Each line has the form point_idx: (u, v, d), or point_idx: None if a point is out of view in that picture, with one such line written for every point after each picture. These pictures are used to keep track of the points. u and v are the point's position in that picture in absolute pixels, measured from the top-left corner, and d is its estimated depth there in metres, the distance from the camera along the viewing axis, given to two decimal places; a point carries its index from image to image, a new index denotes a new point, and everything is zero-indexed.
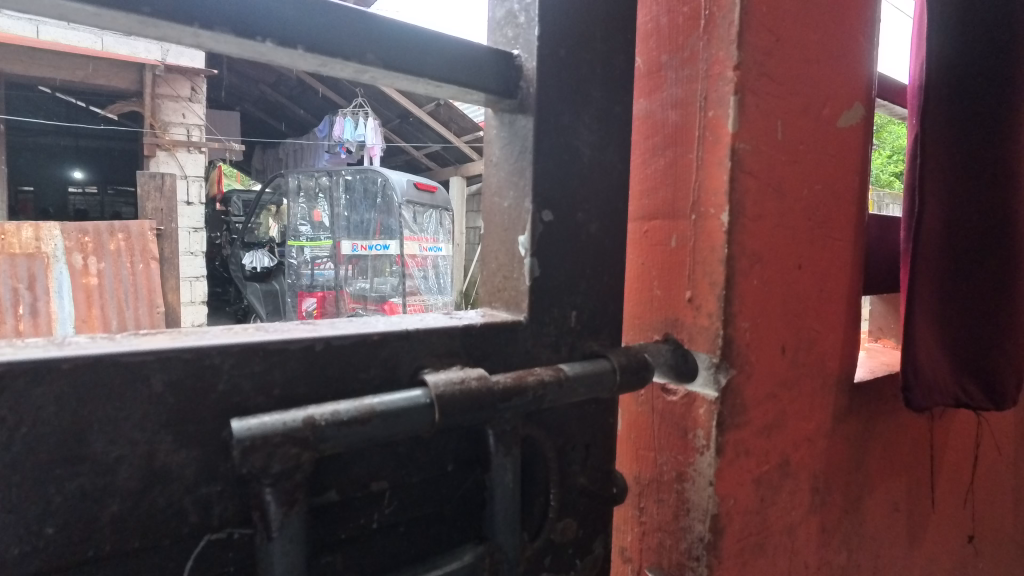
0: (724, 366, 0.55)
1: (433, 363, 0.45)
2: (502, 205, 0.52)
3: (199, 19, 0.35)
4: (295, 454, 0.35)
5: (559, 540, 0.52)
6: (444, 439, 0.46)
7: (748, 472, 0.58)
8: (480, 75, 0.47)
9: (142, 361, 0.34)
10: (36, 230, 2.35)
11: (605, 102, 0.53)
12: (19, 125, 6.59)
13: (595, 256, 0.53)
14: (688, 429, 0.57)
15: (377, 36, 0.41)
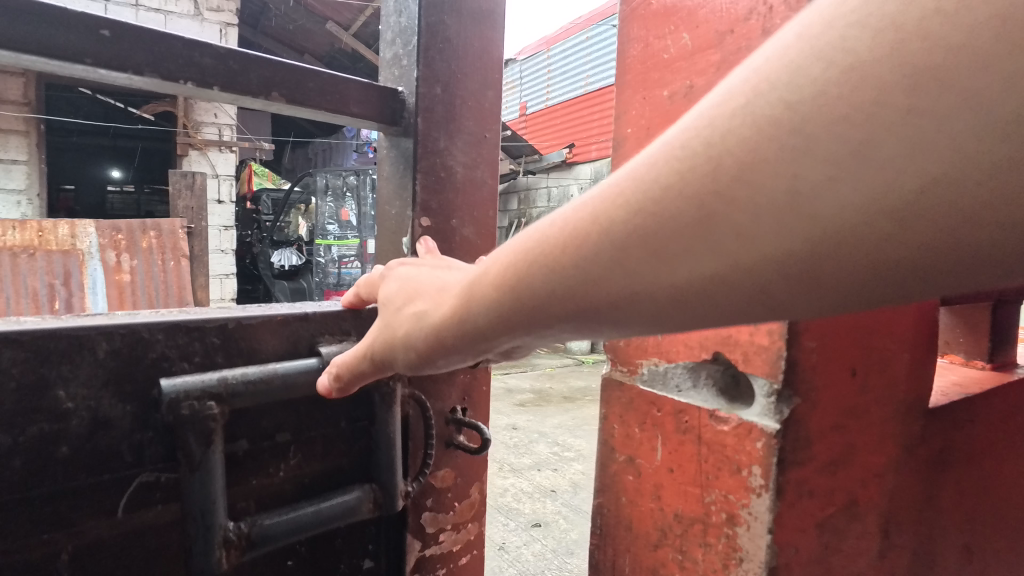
0: (785, 395, 0.51)
1: (330, 335, 0.75)
2: (392, 210, 0.93)
3: (132, 69, 0.64)
4: (208, 412, 0.59)
5: (440, 484, 0.94)
6: (335, 410, 0.75)
7: (811, 515, 0.54)
8: (369, 107, 0.85)
9: (82, 334, 0.55)
10: (71, 226, 2.41)
11: (476, 130, 0.94)
12: (60, 125, 6.82)
13: (462, 246, 0.94)
14: (741, 465, 0.53)
15: (275, 85, 0.74)
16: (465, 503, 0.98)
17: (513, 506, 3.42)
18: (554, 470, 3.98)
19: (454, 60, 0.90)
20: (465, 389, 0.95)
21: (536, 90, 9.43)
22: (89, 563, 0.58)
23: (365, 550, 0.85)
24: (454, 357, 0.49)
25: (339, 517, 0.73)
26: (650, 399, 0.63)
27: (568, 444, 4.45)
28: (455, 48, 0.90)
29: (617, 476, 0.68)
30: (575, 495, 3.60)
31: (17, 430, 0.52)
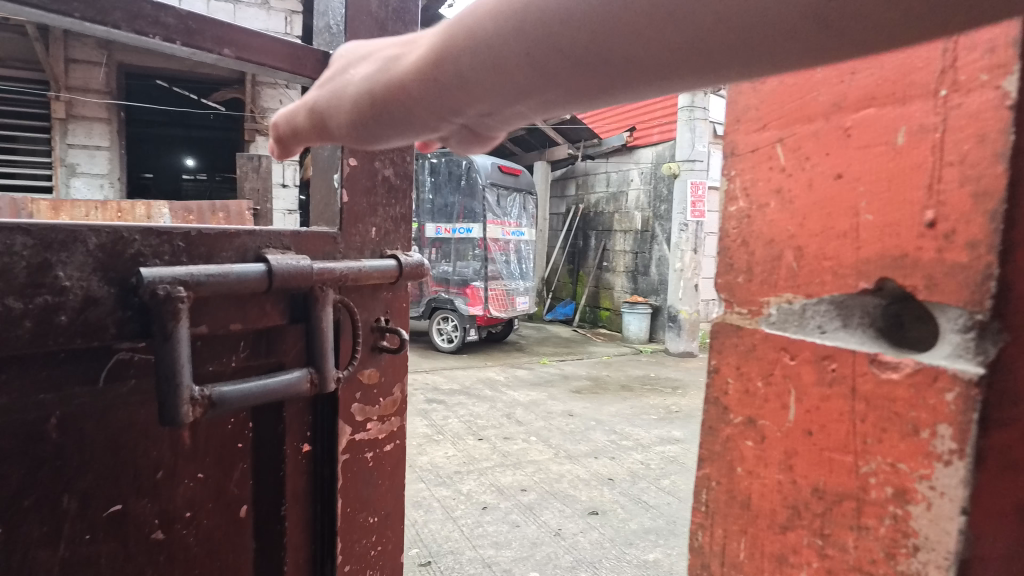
0: (990, 338, 0.49)
1: (275, 247, 0.89)
2: (325, 153, 1.08)
3: (111, 23, 0.80)
4: (175, 296, 0.70)
5: (367, 382, 1.06)
6: (278, 305, 0.88)
7: (1014, 500, 0.50)
8: (304, 64, 1.01)
9: (75, 229, 0.67)
10: (147, 208, 2.45)
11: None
12: (139, 117, 7.20)
13: (388, 190, 1.09)
14: (917, 427, 0.52)
15: (227, 44, 0.91)
16: (389, 405, 1.12)
17: (569, 492, 3.35)
18: (612, 458, 3.87)
19: (383, 26, 1.07)
20: (389, 304, 1.08)
21: None
22: (74, 425, 0.70)
23: (304, 439, 0.98)
24: (418, 126, 0.58)
25: (283, 391, 0.83)
26: (783, 344, 0.65)
27: (626, 433, 4.33)
28: (383, 18, 1.07)
29: (731, 443, 0.71)
30: (634, 484, 3.48)
31: (27, 298, 0.64)
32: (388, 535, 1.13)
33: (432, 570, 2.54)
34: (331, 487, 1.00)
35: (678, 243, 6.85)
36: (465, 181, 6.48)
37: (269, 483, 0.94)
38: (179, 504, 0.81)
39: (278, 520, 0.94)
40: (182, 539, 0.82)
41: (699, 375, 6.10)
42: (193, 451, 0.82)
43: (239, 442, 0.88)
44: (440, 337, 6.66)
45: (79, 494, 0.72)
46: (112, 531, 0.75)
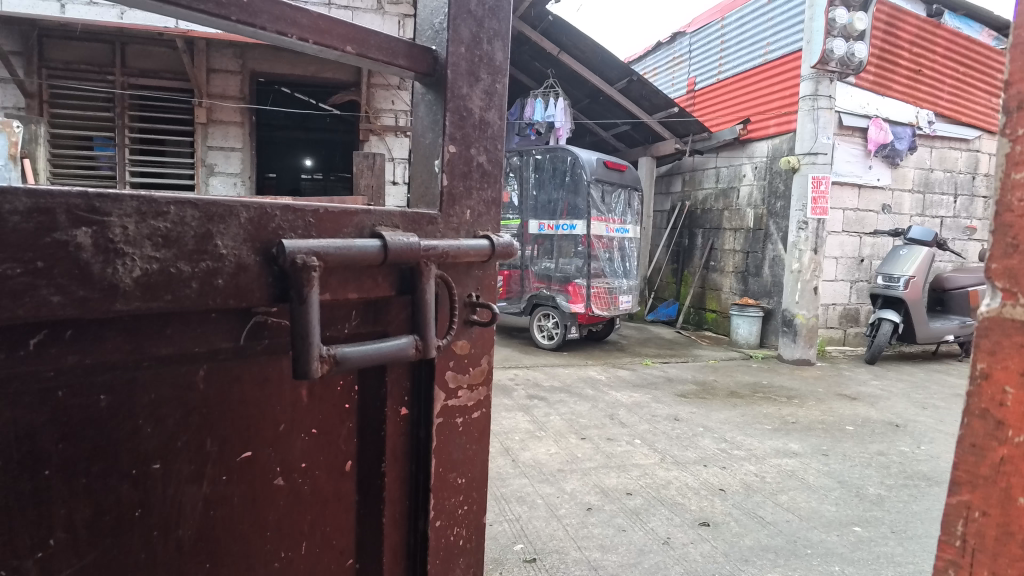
0: None
1: (386, 226, 0.91)
2: (425, 141, 1.04)
3: (258, 24, 0.83)
4: (309, 266, 0.74)
5: (458, 351, 1.04)
6: (387, 279, 0.89)
7: None
8: (415, 60, 0.98)
9: (231, 204, 0.72)
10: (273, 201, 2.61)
11: (488, 83, 1.04)
12: (267, 121, 7.81)
13: (482, 175, 1.06)
14: None
15: (349, 41, 0.93)
16: (477, 374, 1.09)
17: (677, 500, 3.20)
18: (723, 467, 3.67)
19: (483, 22, 1.02)
20: (480, 282, 1.05)
21: (707, 65, 8.84)
22: (219, 376, 0.76)
23: (401, 401, 0.99)
24: None
25: (392, 356, 0.86)
26: None
27: (738, 442, 4.09)
28: (480, 15, 1.01)
29: (1006, 463, 0.76)
30: (748, 497, 3.27)
31: (193, 263, 0.70)
32: (474, 495, 1.11)
33: (538, 567, 2.52)
34: (426, 448, 1.00)
35: (796, 243, 6.35)
36: (569, 177, 6.43)
37: (371, 441, 0.96)
38: (296, 455, 0.86)
39: (376, 476, 0.97)
40: (297, 486, 0.87)
41: (818, 385, 5.65)
42: (308, 407, 0.87)
43: (345, 403, 0.92)
44: (541, 334, 6.66)
45: (220, 439, 0.77)
46: (243, 473, 0.81)
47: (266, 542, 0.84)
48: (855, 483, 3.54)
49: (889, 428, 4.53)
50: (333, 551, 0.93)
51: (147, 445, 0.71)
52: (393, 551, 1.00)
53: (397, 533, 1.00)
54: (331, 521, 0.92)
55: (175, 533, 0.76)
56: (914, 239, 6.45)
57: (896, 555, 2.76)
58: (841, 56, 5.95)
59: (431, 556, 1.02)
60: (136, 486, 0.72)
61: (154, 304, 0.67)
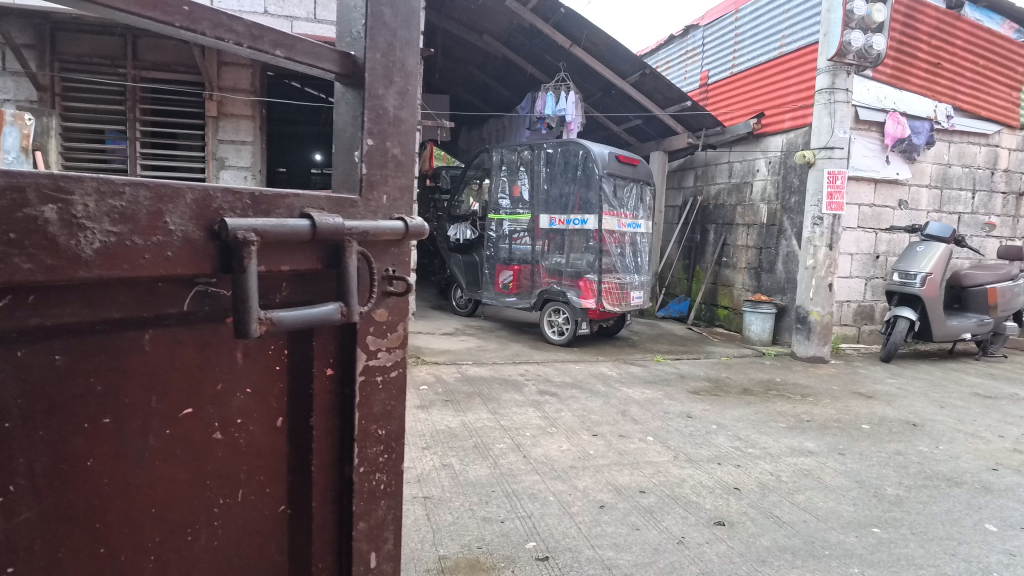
0: None
1: (315, 208, 0.94)
2: (348, 134, 1.04)
3: (200, 30, 0.85)
4: (248, 241, 0.80)
5: (378, 317, 1.04)
6: (314, 253, 0.93)
7: None
8: (339, 63, 0.99)
9: (179, 186, 0.77)
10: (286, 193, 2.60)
11: (403, 84, 1.05)
12: (278, 115, 7.81)
13: (398, 166, 1.05)
14: None
15: (280, 45, 0.94)
16: (395, 340, 1.08)
17: (692, 499, 3.15)
18: (739, 466, 3.61)
19: (398, 29, 1.03)
20: (397, 259, 1.05)
21: (721, 58, 8.72)
22: (165, 337, 0.81)
23: (328, 362, 1.00)
24: None
25: (319, 321, 0.91)
26: None
27: (753, 440, 4.02)
28: (394, 25, 1.02)
29: None
30: (764, 496, 3.21)
31: (147, 237, 0.74)
32: (398, 447, 1.11)
33: (551, 565, 2.48)
34: (350, 402, 1.02)
35: (810, 238, 6.25)
36: (581, 171, 6.37)
37: (301, 400, 0.98)
38: (233, 412, 0.91)
39: (306, 430, 1.00)
40: (235, 440, 0.91)
41: (834, 383, 5.57)
42: (244, 367, 0.91)
43: (276, 364, 0.95)
44: (551, 330, 6.66)
45: (164, 395, 0.83)
46: (187, 427, 0.86)
47: (207, 490, 0.89)
48: (873, 483, 3.48)
49: (906, 427, 4.45)
50: (267, 498, 0.97)
51: (97, 401, 0.76)
52: (321, 497, 1.02)
53: (325, 482, 1.02)
54: (266, 471, 0.96)
55: (123, 479, 0.80)
56: (932, 236, 6.32)
57: (917, 557, 2.69)
58: (859, 48, 5.84)
59: (357, 499, 1.05)
60: (90, 438, 0.76)
61: (114, 272, 0.72)
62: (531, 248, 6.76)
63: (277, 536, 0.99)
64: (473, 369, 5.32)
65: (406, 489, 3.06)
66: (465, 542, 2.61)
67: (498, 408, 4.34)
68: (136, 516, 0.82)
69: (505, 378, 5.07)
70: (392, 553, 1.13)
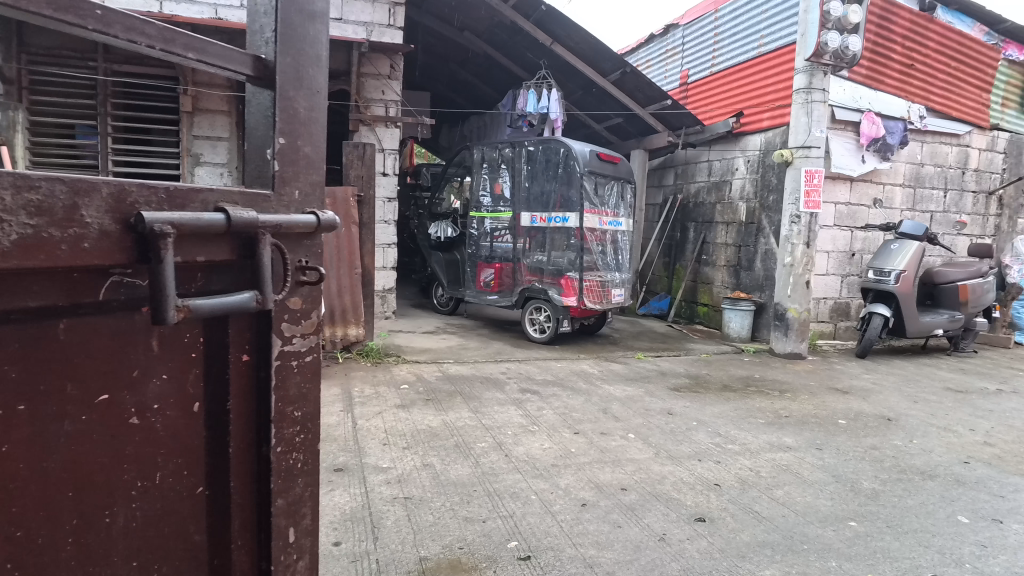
0: None
1: (229, 202, 0.99)
2: (258, 131, 1.10)
3: (111, 32, 0.90)
4: (165, 234, 0.85)
5: (292, 306, 1.10)
6: (228, 245, 0.99)
7: None
8: (250, 65, 1.05)
9: (94, 181, 0.80)
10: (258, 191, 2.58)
11: (312, 87, 1.12)
12: None
13: (309, 164, 1.12)
14: None
15: (190, 47, 0.99)
16: (309, 326, 1.15)
17: (673, 496, 3.16)
18: (718, 462, 3.64)
19: (307, 36, 1.10)
20: (310, 251, 1.12)
21: (701, 57, 8.78)
22: (81, 325, 0.84)
23: (243, 348, 1.06)
24: None
25: (235, 309, 0.97)
26: None
27: (732, 436, 4.05)
28: (303, 32, 1.09)
29: None
30: (743, 492, 3.24)
31: (63, 229, 0.77)
32: (312, 427, 1.18)
33: (533, 565, 2.46)
34: (266, 386, 1.07)
35: (788, 236, 6.31)
36: (563, 168, 6.35)
37: (218, 385, 1.03)
38: (150, 397, 0.94)
39: (223, 412, 1.04)
40: (151, 424, 0.95)
41: (811, 378, 5.65)
42: (160, 355, 0.95)
43: (192, 351, 0.99)
44: (532, 328, 6.66)
45: (80, 383, 0.85)
46: (104, 412, 0.89)
47: (124, 473, 0.92)
48: (850, 477, 3.52)
49: (881, 422, 4.53)
50: (186, 481, 1.01)
51: (11, 389, 0.78)
52: (240, 477, 1.08)
53: (246, 461, 1.08)
54: (184, 454, 1.00)
55: (41, 464, 0.82)
56: (906, 234, 6.44)
57: (893, 550, 2.73)
58: (836, 49, 5.88)
59: (274, 478, 1.10)
60: (4, 424, 0.78)
61: (30, 263, 0.75)
62: (512, 246, 6.74)
63: (196, 516, 1.03)
64: (455, 367, 5.29)
65: (387, 489, 3.02)
66: (446, 542, 2.58)
67: (480, 407, 4.32)
68: (52, 499, 0.84)
69: (486, 377, 5.05)
70: (310, 528, 1.21)
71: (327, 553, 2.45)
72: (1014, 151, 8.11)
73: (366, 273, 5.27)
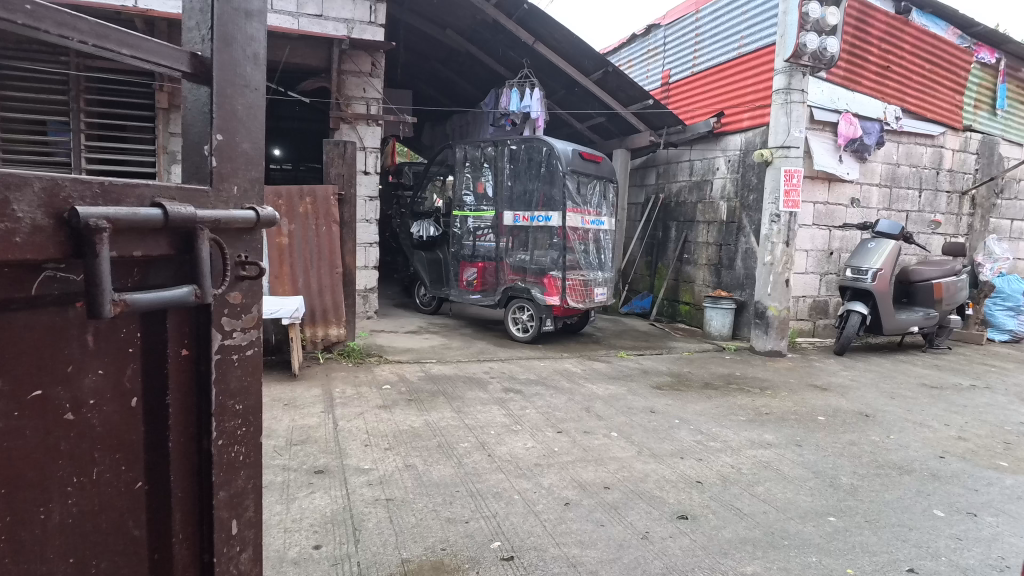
0: None
1: (166, 197, 0.99)
2: (194, 128, 1.09)
3: (44, 26, 0.86)
4: (100, 228, 0.85)
5: (232, 300, 1.11)
6: (166, 240, 0.98)
7: None
8: (184, 62, 1.04)
9: (26, 175, 0.79)
10: None
11: (249, 85, 1.12)
12: None
13: (248, 161, 1.13)
14: None
15: (126, 44, 0.97)
16: (249, 320, 1.16)
17: (656, 493, 3.17)
18: (699, 459, 3.66)
19: (244, 35, 1.10)
20: (249, 246, 1.13)
21: (682, 58, 8.84)
22: (12, 320, 0.83)
23: (182, 342, 1.06)
24: None
25: (173, 302, 0.97)
26: None
27: (714, 434, 4.08)
28: (239, 30, 1.09)
29: None
30: (725, 489, 3.26)
31: None
32: (252, 420, 1.18)
33: (516, 565, 2.45)
34: (206, 379, 1.08)
35: (768, 235, 6.37)
36: (545, 168, 6.35)
37: (157, 380, 1.03)
38: (86, 392, 0.94)
39: (161, 406, 1.04)
40: (87, 420, 0.94)
41: (791, 376, 5.72)
42: (96, 350, 0.94)
43: (129, 347, 0.99)
44: (515, 327, 6.65)
45: (10, 380, 0.84)
46: (37, 408, 0.88)
47: (60, 469, 0.92)
48: (828, 473, 3.56)
49: (859, 418, 4.59)
50: (124, 476, 1.01)
51: None
52: (180, 472, 1.08)
53: (187, 455, 1.09)
54: (122, 449, 1.00)
55: None
56: (882, 233, 6.55)
57: (871, 545, 2.77)
58: (814, 50, 5.98)
59: (216, 470, 1.11)
60: None
61: None
62: (495, 245, 6.72)
63: (135, 511, 1.03)
64: (437, 367, 5.26)
65: (369, 491, 2.99)
66: (428, 544, 2.55)
67: (462, 407, 4.30)
68: None
69: (468, 376, 5.03)
70: (253, 519, 1.21)
71: (307, 557, 2.41)
72: (986, 152, 8.29)
73: (348, 273, 5.21)
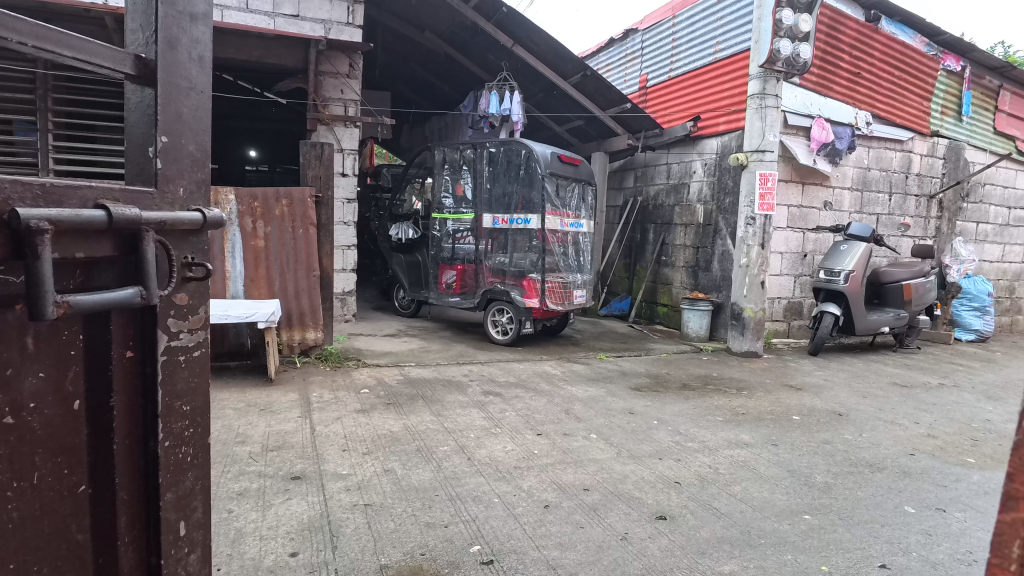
0: None
1: (109, 199, 0.97)
2: (138, 130, 1.07)
3: None
4: (42, 230, 0.84)
5: (179, 302, 1.09)
6: (110, 241, 0.97)
7: None
8: (126, 63, 1.02)
9: None
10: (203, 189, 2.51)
11: (195, 88, 1.11)
12: None
13: (194, 162, 1.11)
14: None
15: (65, 45, 0.94)
16: (196, 322, 1.14)
17: (634, 494, 3.19)
18: (677, 459, 3.69)
19: (191, 39, 1.09)
20: (196, 247, 1.11)
21: (659, 62, 8.94)
22: None
23: (127, 344, 1.04)
24: None
25: (117, 304, 0.95)
26: None
27: (691, 434, 4.12)
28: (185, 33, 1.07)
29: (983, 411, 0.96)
30: (703, 489, 3.29)
31: None
32: (200, 422, 1.16)
33: (496, 569, 2.44)
34: (153, 381, 1.06)
35: (744, 237, 6.46)
36: (524, 170, 6.36)
37: (101, 384, 1.01)
38: (25, 395, 0.91)
39: (105, 411, 1.02)
40: (27, 423, 0.92)
41: (766, 376, 5.80)
42: (36, 353, 0.92)
43: (72, 348, 0.96)
44: (495, 330, 6.64)
45: None
46: None
47: None
48: (803, 472, 3.62)
49: (832, 417, 4.67)
50: (67, 481, 0.98)
51: None
52: (125, 476, 1.06)
53: (132, 460, 1.06)
54: (64, 454, 0.97)
55: None
56: (854, 235, 6.70)
57: (844, 541, 2.82)
58: (788, 56, 6.12)
59: (164, 472, 1.09)
60: None
61: None
62: (474, 248, 6.71)
63: (79, 517, 1.00)
64: (416, 370, 5.23)
65: (347, 496, 2.95)
66: (407, 549, 2.53)
67: (442, 410, 4.28)
68: None
69: (448, 380, 5.01)
70: (201, 520, 1.19)
71: (284, 565, 2.38)
72: (952, 157, 8.53)
73: (325, 276, 5.15)
